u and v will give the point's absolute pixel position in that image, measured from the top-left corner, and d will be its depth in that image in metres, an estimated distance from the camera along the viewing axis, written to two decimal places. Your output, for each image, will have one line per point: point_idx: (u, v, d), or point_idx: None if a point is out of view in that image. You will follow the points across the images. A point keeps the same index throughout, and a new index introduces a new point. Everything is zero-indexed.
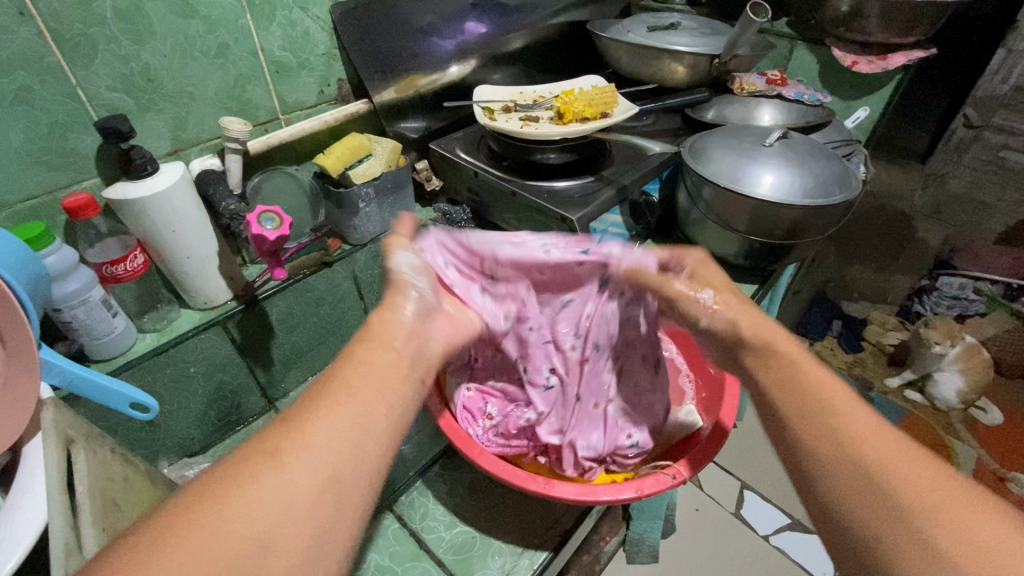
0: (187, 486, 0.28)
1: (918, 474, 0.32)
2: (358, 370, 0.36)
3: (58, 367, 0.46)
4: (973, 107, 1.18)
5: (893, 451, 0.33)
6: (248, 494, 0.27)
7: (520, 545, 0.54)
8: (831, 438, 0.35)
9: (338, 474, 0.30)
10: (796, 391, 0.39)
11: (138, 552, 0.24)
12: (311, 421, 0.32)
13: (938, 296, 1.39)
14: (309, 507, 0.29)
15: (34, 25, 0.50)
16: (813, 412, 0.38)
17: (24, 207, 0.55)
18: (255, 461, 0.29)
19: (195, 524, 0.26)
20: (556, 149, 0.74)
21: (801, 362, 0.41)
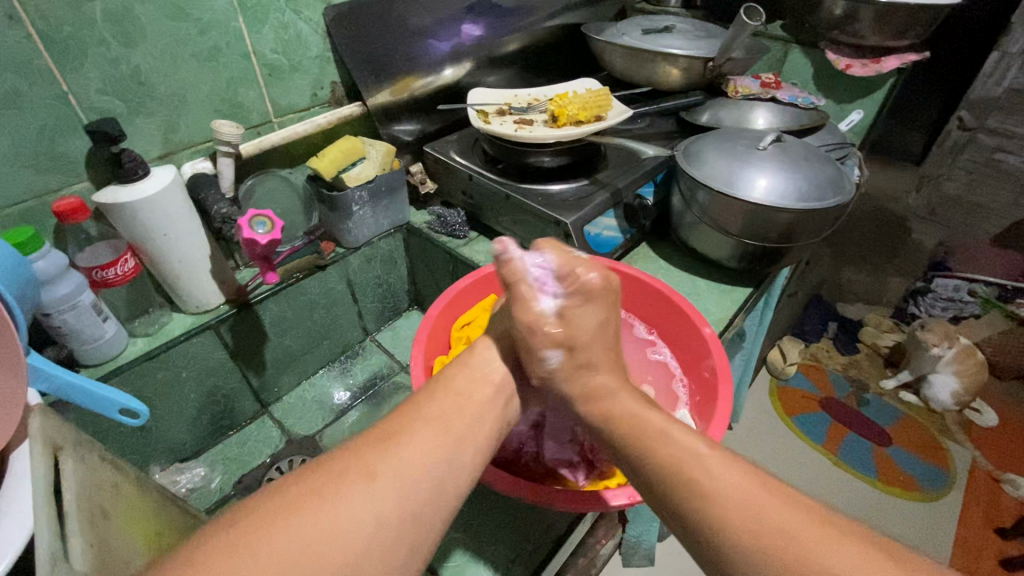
0: (294, 481, 0.34)
1: (780, 520, 0.33)
2: (437, 406, 0.41)
3: (46, 373, 0.46)
4: (969, 109, 1.21)
5: (756, 502, 0.34)
6: (343, 498, 0.32)
7: (512, 552, 0.54)
8: (700, 505, 0.35)
9: (418, 511, 0.34)
10: (654, 453, 0.39)
11: (256, 535, 0.30)
12: (397, 442, 0.36)
13: (933, 297, 1.33)
14: (393, 536, 0.33)
15: (23, 28, 0.49)
16: (676, 479, 0.37)
17: (13, 211, 0.55)
18: (352, 471, 0.34)
19: (294, 531, 0.30)
20: (550, 153, 0.75)
21: (645, 426, 0.41)
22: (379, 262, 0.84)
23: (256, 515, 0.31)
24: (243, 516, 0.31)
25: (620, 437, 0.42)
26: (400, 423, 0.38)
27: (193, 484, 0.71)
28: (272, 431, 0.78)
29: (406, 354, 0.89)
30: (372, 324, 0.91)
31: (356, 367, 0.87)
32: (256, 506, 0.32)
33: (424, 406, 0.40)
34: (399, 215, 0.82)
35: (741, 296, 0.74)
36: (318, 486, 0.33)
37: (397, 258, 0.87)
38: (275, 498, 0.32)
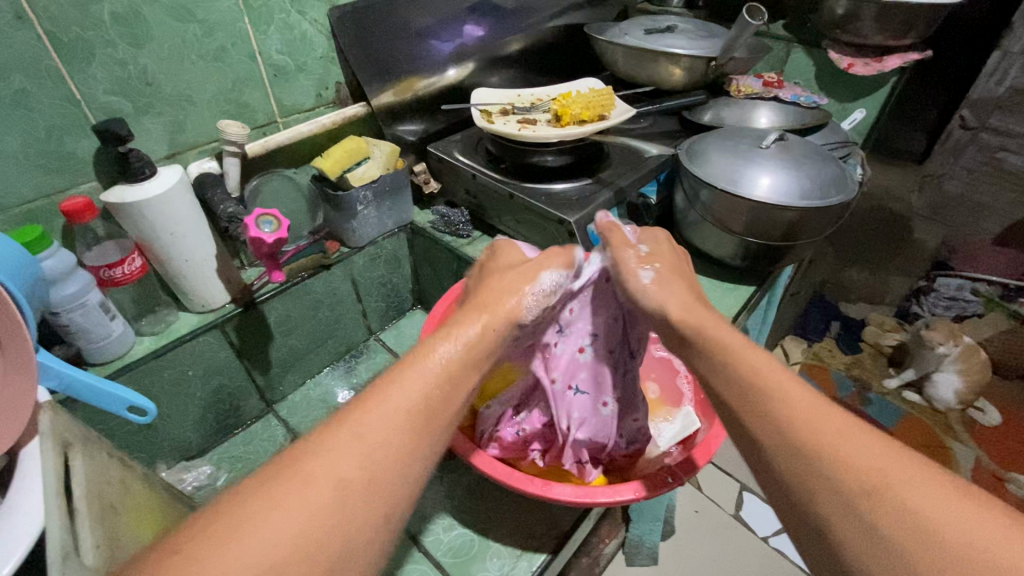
0: (214, 505, 0.29)
1: (864, 451, 0.32)
2: (392, 399, 0.35)
3: (55, 370, 0.46)
4: (970, 108, 1.19)
5: (838, 430, 0.33)
6: (278, 516, 0.28)
7: (518, 548, 0.54)
8: (778, 426, 0.35)
9: (389, 514, 0.32)
10: (735, 371, 0.39)
11: (173, 562, 0.25)
12: (340, 448, 0.32)
13: (936, 296, 1.37)
14: (364, 545, 0.30)
15: (32, 29, 0.50)
16: (751, 393, 0.37)
17: (22, 210, 0.55)
18: (286, 481, 0.30)
19: (253, 549, 0.27)
20: (554, 151, 0.75)
21: (726, 341, 0.41)
22: (383, 262, 0.85)
23: (204, 530, 0.27)
24: (184, 539, 0.27)
25: (697, 354, 0.43)
26: (374, 413, 0.34)
27: (199, 482, 0.71)
28: (276, 430, 0.78)
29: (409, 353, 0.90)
30: (376, 323, 0.92)
31: (360, 366, 0.88)
32: (206, 521, 0.28)
33: (399, 392, 0.36)
34: (403, 214, 0.83)
35: (745, 294, 0.74)
36: (280, 492, 0.29)
37: (401, 257, 0.88)
38: (226, 510, 0.28)
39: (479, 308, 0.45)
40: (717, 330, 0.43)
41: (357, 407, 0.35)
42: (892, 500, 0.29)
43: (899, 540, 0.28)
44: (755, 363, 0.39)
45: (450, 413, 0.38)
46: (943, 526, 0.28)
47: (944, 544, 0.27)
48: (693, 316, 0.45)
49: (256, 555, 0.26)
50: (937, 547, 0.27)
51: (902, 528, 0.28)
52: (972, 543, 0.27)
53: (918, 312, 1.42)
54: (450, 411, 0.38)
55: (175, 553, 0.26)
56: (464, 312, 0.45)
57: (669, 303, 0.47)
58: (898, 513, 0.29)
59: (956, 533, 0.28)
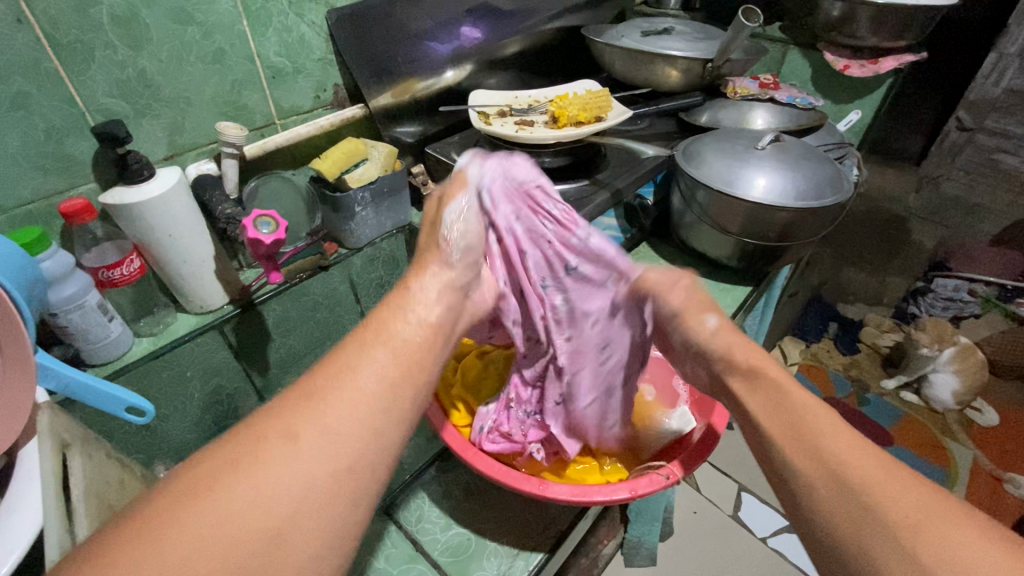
0: (190, 464, 0.30)
1: (905, 491, 0.32)
2: (360, 359, 0.36)
3: (54, 371, 0.47)
4: (966, 110, 1.19)
5: (880, 470, 0.34)
6: (251, 476, 0.29)
7: (515, 547, 0.54)
8: (817, 459, 0.36)
9: (354, 465, 0.32)
10: (780, 408, 0.40)
11: (151, 521, 0.26)
12: (311, 409, 0.33)
13: (932, 297, 1.38)
14: (329, 498, 0.30)
15: (32, 31, 0.50)
16: (790, 427, 0.38)
17: (21, 212, 0.55)
18: (257, 442, 0.30)
19: (212, 504, 0.27)
20: (550, 153, 0.75)
21: (776, 381, 0.42)
22: (382, 263, 0.85)
23: (176, 490, 0.28)
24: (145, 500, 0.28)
25: (740, 390, 0.44)
26: (327, 378, 0.35)
27: None
28: None
29: None
30: None
31: None
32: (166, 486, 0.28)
33: (348, 358, 0.36)
34: (402, 215, 0.83)
35: (741, 294, 0.75)
36: (237, 452, 0.30)
37: (400, 258, 0.88)
38: (201, 475, 0.29)
39: (428, 265, 0.44)
40: (772, 370, 0.44)
41: (328, 373, 0.35)
42: (922, 538, 0.30)
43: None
44: (802, 401, 0.40)
45: (411, 367, 0.38)
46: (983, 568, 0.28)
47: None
48: (752, 354, 0.45)
49: (218, 508, 0.27)
50: None
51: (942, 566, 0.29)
52: None
53: (915, 312, 1.42)
54: (410, 365, 0.38)
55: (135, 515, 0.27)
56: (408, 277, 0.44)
57: (734, 347, 0.46)
58: (928, 550, 0.29)
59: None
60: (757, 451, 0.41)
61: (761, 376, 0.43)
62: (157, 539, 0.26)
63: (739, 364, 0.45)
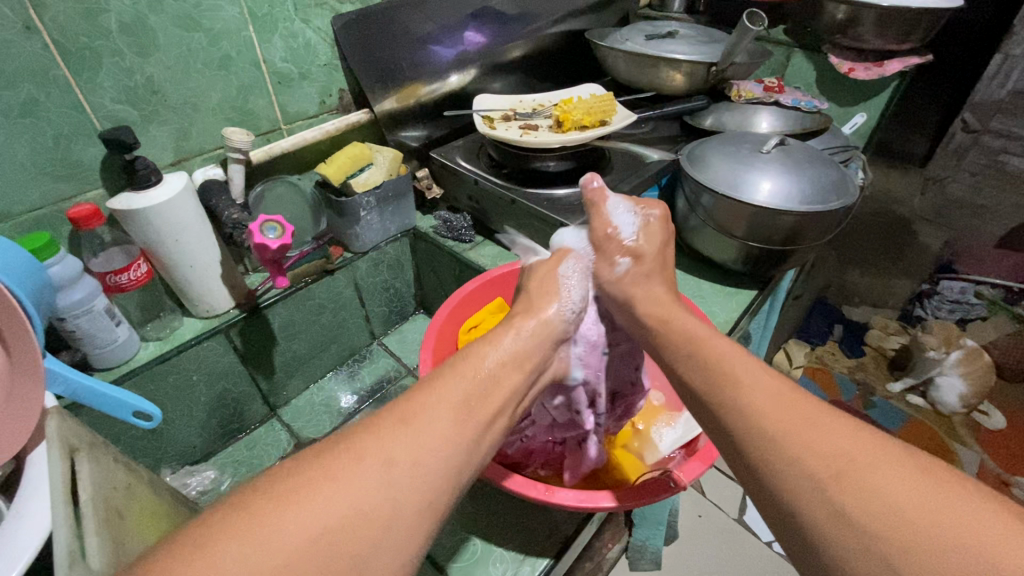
0: (284, 469, 0.31)
1: (830, 433, 0.32)
2: (445, 389, 0.38)
3: (64, 376, 0.47)
4: (970, 112, 1.18)
5: (802, 418, 0.33)
6: (338, 493, 0.30)
7: (521, 552, 0.54)
8: (743, 414, 0.35)
9: (430, 502, 0.32)
10: (711, 369, 0.39)
11: (241, 524, 0.27)
12: (395, 433, 0.34)
13: (939, 300, 1.38)
14: (407, 530, 0.31)
15: (40, 39, 0.51)
16: (714, 379, 0.38)
17: (29, 217, 0.56)
18: (341, 459, 0.32)
19: (305, 519, 0.28)
20: (555, 157, 0.75)
21: (693, 335, 0.43)
22: (387, 267, 0.85)
23: (264, 495, 0.29)
24: (246, 503, 0.29)
25: (663, 340, 0.45)
26: (420, 405, 0.36)
27: (204, 486, 0.71)
28: (280, 435, 0.79)
29: (413, 357, 0.90)
30: (378, 327, 0.92)
31: (363, 370, 0.88)
32: (252, 493, 0.29)
33: (442, 388, 0.38)
34: (406, 220, 0.83)
35: (747, 298, 0.74)
36: (333, 466, 0.31)
37: (404, 262, 0.88)
38: (291, 482, 0.30)
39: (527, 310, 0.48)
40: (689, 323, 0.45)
41: (413, 399, 0.37)
42: (848, 485, 0.29)
43: (869, 520, 0.28)
44: (719, 354, 0.40)
45: (494, 405, 0.39)
46: (907, 503, 0.28)
47: (919, 529, 0.27)
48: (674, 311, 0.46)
49: (310, 523, 0.28)
50: (903, 526, 0.27)
51: (872, 511, 0.28)
52: (930, 516, 0.27)
53: (921, 315, 1.42)
54: (488, 407, 0.39)
55: (236, 513, 0.28)
56: (503, 323, 0.47)
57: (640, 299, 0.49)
58: (853, 498, 0.29)
59: (913, 515, 0.27)
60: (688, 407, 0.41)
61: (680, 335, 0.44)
62: (256, 546, 0.27)
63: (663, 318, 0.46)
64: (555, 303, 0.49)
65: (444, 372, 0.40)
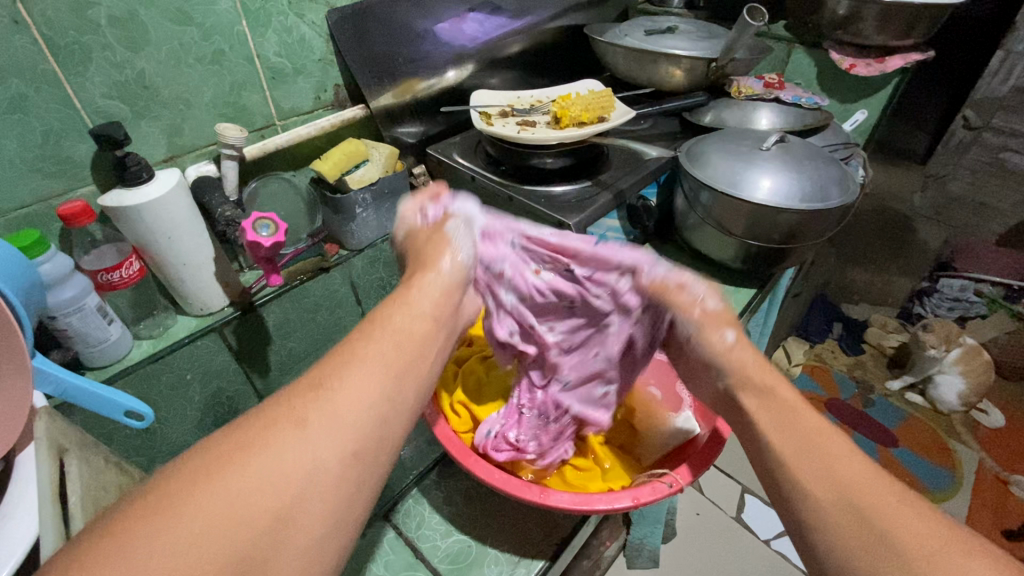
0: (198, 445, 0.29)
1: (917, 518, 0.32)
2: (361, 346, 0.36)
3: (51, 375, 0.46)
4: (972, 108, 1.18)
5: (899, 506, 0.32)
6: (255, 458, 0.28)
7: (516, 554, 0.54)
8: (829, 483, 0.34)
9: (360, 453, 0.31)
10: (796, 435, 0.38)
11: (157, 499, 0.26)
12: (312, 397, 0.32)
13: (938, 298, 1.39)
14: (334, 485, 0.30)
15: (29, 33, 0.50)
16: (798, 445, 0.37)
17: (20, 214, 0.55)
18: (253, 427, 0.30)
19: (218, 493, 0.27)
20: (553, 154, 0.74)
21: (785, 400, 0.41)
22: (382, 264, 0.84)
23: (179, 471, 0.28)
24: (154, 489, 0.27)
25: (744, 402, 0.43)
26: (332, 366, 0.34)
27: None
28: None
29: None
30: None
31: None
32: (169, 471, 0.28)
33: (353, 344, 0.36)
34: None
35: (746, 297, 0.74)
36: (243, 440, 0.29)
37: None
38: (205, 456, 0.28)
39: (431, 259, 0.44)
40: (788, 389, 0.42)
41: (328, 361, 0.35)
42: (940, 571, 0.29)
43: None
44: (809, 421, 0.39)
45: (416, 359, 0.37)
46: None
47: None
48: (768, 374, 0.43)
49: (227, 497, 0.27)
50: None
51: None
52: None
53: (920, 313, 1.43)
54: (413, 358, 0.37)
55: (153, 489, 0.27)
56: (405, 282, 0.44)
57: (749, 367, 0.44)
58: None
59: None
60: (761, 470, 0.39)
61: (773, 395, 0.42)
62: (167, 530, 0.25)
63: (762, 383, 0.43)
64: (448, 254, 0.44)
65: (363, 328, 0.38)
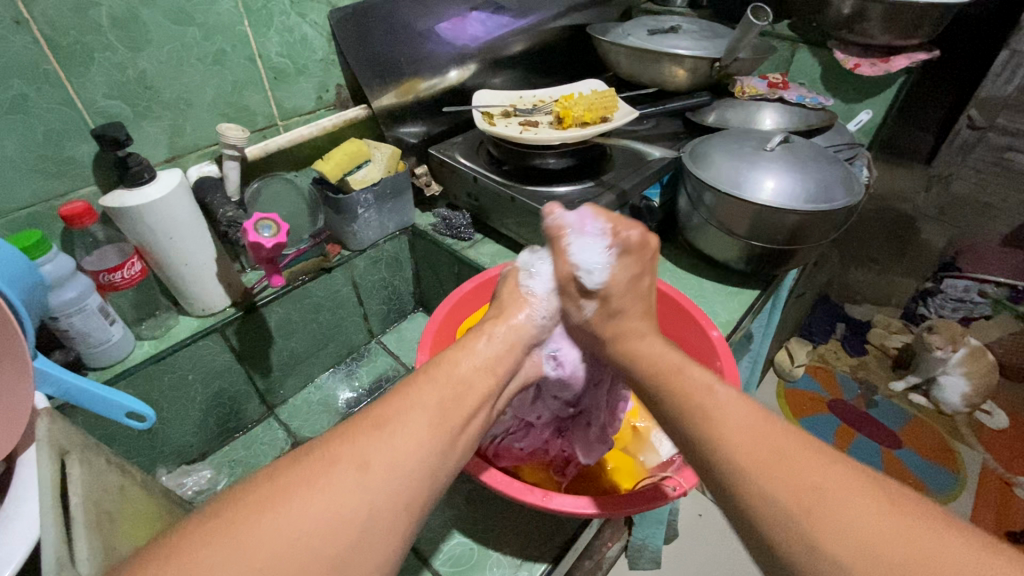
0: (258, 477, 0.32)
1: (799, 462, 0.33)
2: (419, 394, 0.39)
3: (53, 376, 0.46)
4: (977, 108, 1.17)
5: (778, 449, 0.34)
6: (313, 493, 0.31)
7: (518, 558, 0.54)
8: (718, 445, 0.36)
9: (410, 502, 0.34)
10: (685, 402, 0.40)
11: (222, 528, 0.29)
12: (368, 439, 0.35)
13: (942, 299, 1.36)
14: (384, 531, 0.32)
15: (30, 33, 0.50)
16: (690, 408, 0.39)
17: (22, 215, 0.55)
18: (315, 464, 0.33)
19: (279, 524, 0.29)
20: (555, 154, 0.74)
21: (671, 365, 0.43)
22: (384, 264, 0.84)
23: (242, 503, 0.30)
24: (219, 513, 0.29)
25: (641, 374, 0.45)
26: (393, 409, 0.37)
27: (199, 486, 0.71)
28: (277, 433, 0.78)
29: (411, 356, 0.90)
30: (377, 326, 0.91)
31: (361, 369, 0.88)
32: (235, 500, 0.30)
33: (419, 393, 0.39)
34: (405, 217, 0.82)
35: (749, 297, 0.73)
36: (311, 473, 0.32)
37: (403, 259, 0.87)
38: (265, 488, 0.31)
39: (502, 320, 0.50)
40: (660, 356, 0.45)
41: (382, 403, 0.38)
42: (816, 518, 0.30)
43: (834, 552, 0.29)
44: (689, 378, 0.41)
45: (467, 412, 0.40)
46: (887, 544, 0.28)
47: (881, 560, 0.28)
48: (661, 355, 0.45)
49: (288, 528, 0.29)
50: (872, 563, 0.28)
51: (839, 541, 0.29)
52: (897, 552, 0.28)
53: (924, 313, 1.39)
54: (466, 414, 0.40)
55: (220, 517, 0.29)
56: (473, 331, 0.48)
57: (613, 331, 0.50)
58: (823, 533, 0.30)
59: (880, 552, 0.28)
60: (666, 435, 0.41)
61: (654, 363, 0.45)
62: (226, 553, 0.27)
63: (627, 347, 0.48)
64: (525, 310, 0.51)
65: (421, 377, 0.41)
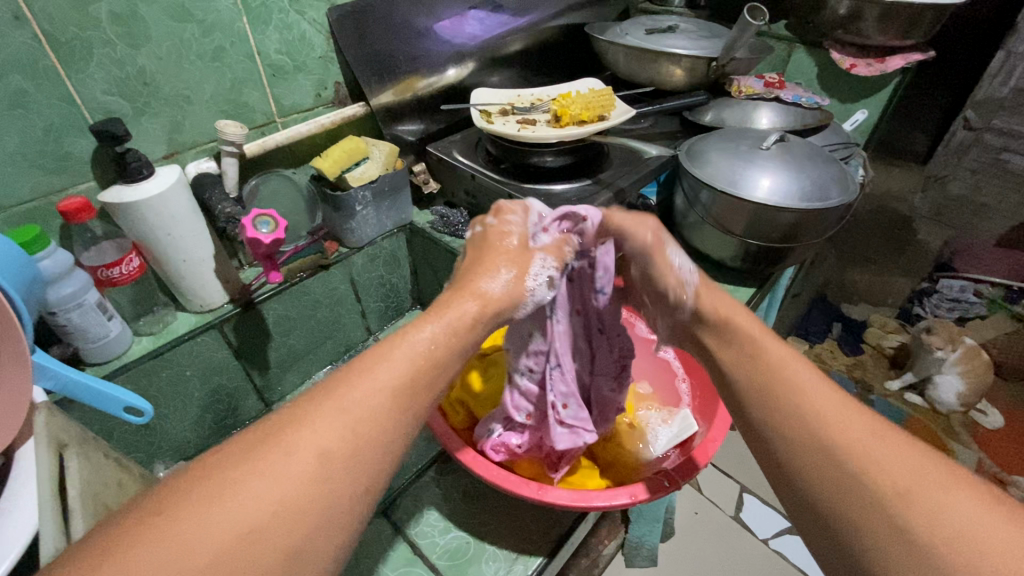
0: (200, 467, 0.30)
1: (892, 447, 0.33)
2: (383, 368, 0.36)
3: (52, 371, 0.46)
4: (974, 109, 1.15)
5: (868, 433, 0.34)
6: (268, 481, 0.29)
7: (514, 551, 0.54)
8: (804, 423, 0.36)
9: (370, 486, 0.33)
10: (769, 375, 0.40)
11: (160, 523, 0.27)
12: (326, 422, 0.33)
13: (938, 298, 1.39)
14: (341, 518, 0.31)
15: (30, 29, 0.50)
16: (772, 383, 0.39)
17: (22, 210, 0.55)
18: (267, 450, 0.31)
19: (229, 517, 0.28)
20: (553, 152, 0.75)
21: (760, 338, 0.43)
22: (382, 262, 0.85)
23: (185, 493, 0.28)
24: (155, 505, 0.28)
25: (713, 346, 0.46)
26: (353, 387, 0.35)
27: None
28: None
29: None
30: (375, 323, 0.91)
31: None
32: (175, 492, 0.28)
33: (378, 369, 0.36)
34: (403, 214, 0.83)
35: (745, 296, 0.74)
36: (262, 463, 0.30)
37: (400, 257, 0.88)
38: (211, 478, 0.29)
39: (470, 288, 0.44)
40: (743, 320, 0.45)
41: (341, 381, 0.35)
42: (908, 504, 0.30)
43: (927, 541, 0.29)
44: (774, 351, 0.42)
45: (432, 390, 0.38)
46: (979, 531, 0.28)
47: (974, 549, 0.28)
48: (746, 320, 0.45)
49: (237, 521, 0.28)
50: (963, 552, 0.28)
51: (932, 527, 0.29)
52: (995, 542, 0.28)
53: (920, 313, 1.43)
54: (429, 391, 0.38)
55: (158, 509, 0.27)
56: (448, 295, 0.44)
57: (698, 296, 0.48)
58: (915, 520, 0.30)
59: (975, 544, 0.28)
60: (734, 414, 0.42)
61: (737, 332, 0.44)
62: (169, 547, 0.26)
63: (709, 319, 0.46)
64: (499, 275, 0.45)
65: (385, 348, 0.38)
